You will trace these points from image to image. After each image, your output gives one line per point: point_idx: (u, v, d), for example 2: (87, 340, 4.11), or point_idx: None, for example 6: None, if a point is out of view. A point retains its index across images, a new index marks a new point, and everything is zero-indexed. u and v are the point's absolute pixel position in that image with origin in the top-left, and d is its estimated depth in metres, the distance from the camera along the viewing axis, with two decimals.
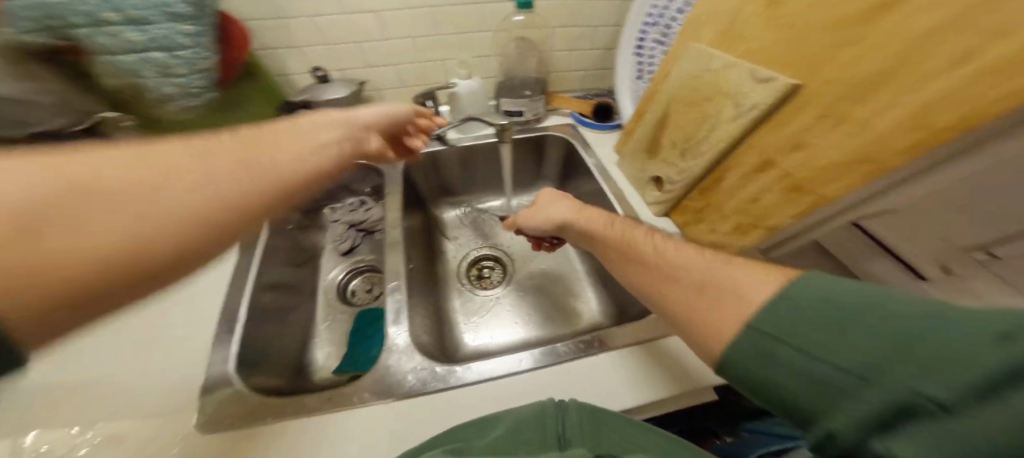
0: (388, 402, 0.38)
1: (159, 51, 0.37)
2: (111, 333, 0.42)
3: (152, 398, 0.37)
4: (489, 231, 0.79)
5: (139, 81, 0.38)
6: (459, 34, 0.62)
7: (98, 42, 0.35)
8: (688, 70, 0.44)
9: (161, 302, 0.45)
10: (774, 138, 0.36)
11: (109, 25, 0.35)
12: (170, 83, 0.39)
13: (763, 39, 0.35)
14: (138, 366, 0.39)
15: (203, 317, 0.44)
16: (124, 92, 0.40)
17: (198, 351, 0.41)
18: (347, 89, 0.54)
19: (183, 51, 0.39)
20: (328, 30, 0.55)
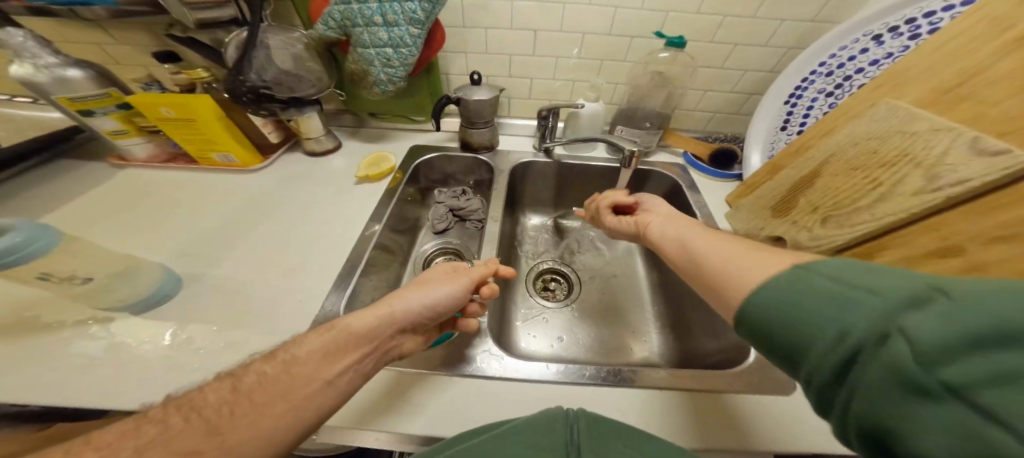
0: (449, 375, 0.40)
1: (392, 48, 0.51)
2: (267, 248, 0.52)
3: (287, 308, 0.43)
4: (562, 245, 0.79)
5: (372, 69, 0.54)
6: (600, 60, 0.66)
7: (362, 38, 0.51)
8: (867, 129, 0.40)
9: (305, 233, 0.54)
10: (975, 224, 0.30)
11: (373, 26, 0.50)
12: (387, 72, 0.54)
13: (1003, 107, 0.29)
14: (281, 279, 0.47)
15: (333, 254, 0.51)
16: (359, 74, 0.57)
17: (324, 281, 0.47)
18: (491, 93, 0.60)
19: (404, 49, 0.52)
20: (491, 41, 0.64)
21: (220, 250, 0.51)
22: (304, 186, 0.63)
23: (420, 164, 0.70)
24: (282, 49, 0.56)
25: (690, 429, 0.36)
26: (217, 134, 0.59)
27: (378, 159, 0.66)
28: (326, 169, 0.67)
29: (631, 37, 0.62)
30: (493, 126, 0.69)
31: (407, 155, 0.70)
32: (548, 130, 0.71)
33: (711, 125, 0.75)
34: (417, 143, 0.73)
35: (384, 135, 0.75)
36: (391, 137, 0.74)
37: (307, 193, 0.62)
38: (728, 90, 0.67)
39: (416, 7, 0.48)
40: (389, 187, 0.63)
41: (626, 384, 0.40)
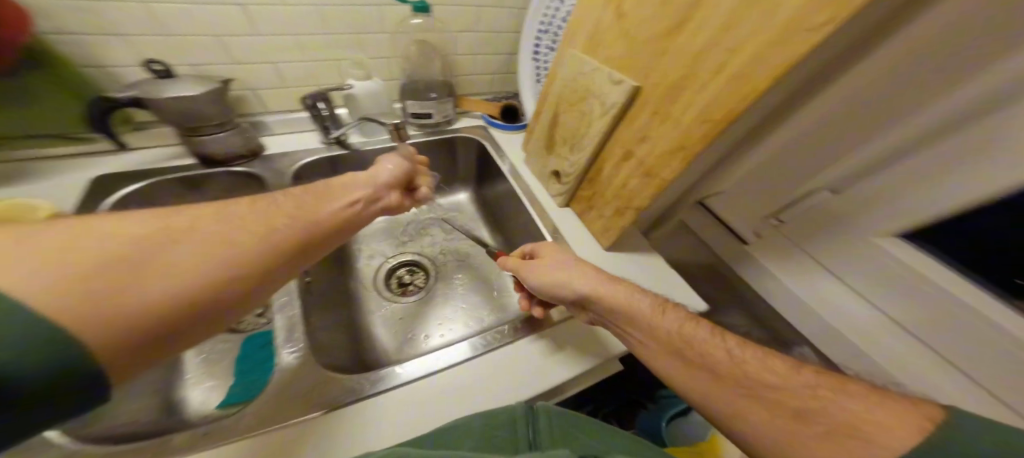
0: (288, 424, 0.33)
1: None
2: None
3: None
4: (406, 237, 0.77)
5: None
6: (354, 33, 0.59)
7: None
8: (568, 73, 0.50)
9: None
10: (630, 132, 0.44)
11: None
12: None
13: (615, 48, 0.41)
14: None
15: None
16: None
17: None
18: (202, 87, 0.45)
19: None
20: (181, 18, 0.47)
21: None
22: None
23: (125, 198, 0.48)
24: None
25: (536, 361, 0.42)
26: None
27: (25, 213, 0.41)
28: None
29: (374, 4, 0.57)
30: (239, 129, 0.53)
31: (85, 192, 0.46)
32: (327, 120, 0.61)
33: (495, 86, 0.82)
34: (104, 174, 0.49)
35: (31, 171, 0.48)
36: (54, 170, 0.48)
37: None
38: (493, 52, 0.74)
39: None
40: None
41: (497, 344, 0.43)
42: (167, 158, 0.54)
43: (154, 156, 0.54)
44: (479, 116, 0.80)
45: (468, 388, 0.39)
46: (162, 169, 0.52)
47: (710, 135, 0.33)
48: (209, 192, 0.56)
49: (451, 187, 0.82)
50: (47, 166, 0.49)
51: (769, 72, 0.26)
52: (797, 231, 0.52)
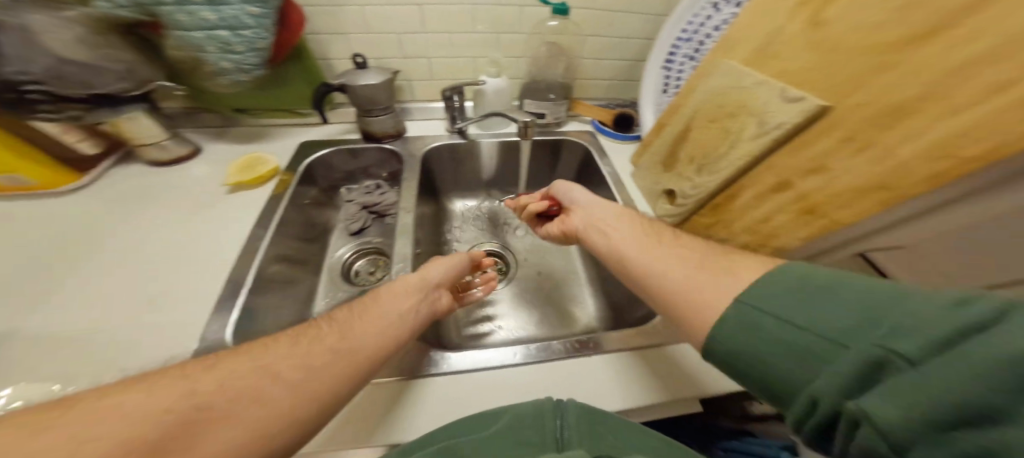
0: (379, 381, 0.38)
1: (226, 30, 0.42)
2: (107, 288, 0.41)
3: (142, 358, 0.35)
4: (491, 227, 0.79)
5: (205, 56, 0.44)
6: (494, 34, 0.64)
7: (177, 20, 0.41)
8: (717, 85, 0.46)
9: (162, 263, 0.44)
10: (795, 159, 0.37)
11: (191, 5, 0.40)
12: (227, 59, 0.45)
13: (799, 60, 0.36)
14: (127, 325, 0.38)
15: (208, 281, 0.43)
16: (189, 62, 0.47)
17: (194, 316, 0.39)
18: (382, 75, 0.55)
19: (245, 32, 0.43)
20: (372, 19, 0.57)
21: (39, 297, 0.40)
22: (164, 209, 0.51)
23: (314, 162, 0.62)
24: (58, 33, 0.42)
25: (612, 383, 0.39)
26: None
27: (251, 162, 0.56)
28: (197, 182, 0.55)
29: (519, 7, 0.61)
30: (394, 112, 0.63)
31: (293, 154, 0.61)
32: (455, 111, 0.67)
33: (610, 93, 0.79)
34: (304, 140, 0.64)
35: (263, 133, 0.64)
36: (276, 134, 0.64)
37: (167, 217, 0.50)
38: (619, 58, 0.71)
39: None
40: (274, 193, 0.55)
41: (571, 354, 0.42)
42: (343, 132, 0.67)
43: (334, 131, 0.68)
44: (589, 122, 0.78)
45: (522, 392, 0.38)
46: (337, 139, 0.65)
47: (952, 174, 0.26)
48: (356, 162, 0.66)
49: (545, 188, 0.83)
50: (270, 130, 0.65)
51: None
52: None
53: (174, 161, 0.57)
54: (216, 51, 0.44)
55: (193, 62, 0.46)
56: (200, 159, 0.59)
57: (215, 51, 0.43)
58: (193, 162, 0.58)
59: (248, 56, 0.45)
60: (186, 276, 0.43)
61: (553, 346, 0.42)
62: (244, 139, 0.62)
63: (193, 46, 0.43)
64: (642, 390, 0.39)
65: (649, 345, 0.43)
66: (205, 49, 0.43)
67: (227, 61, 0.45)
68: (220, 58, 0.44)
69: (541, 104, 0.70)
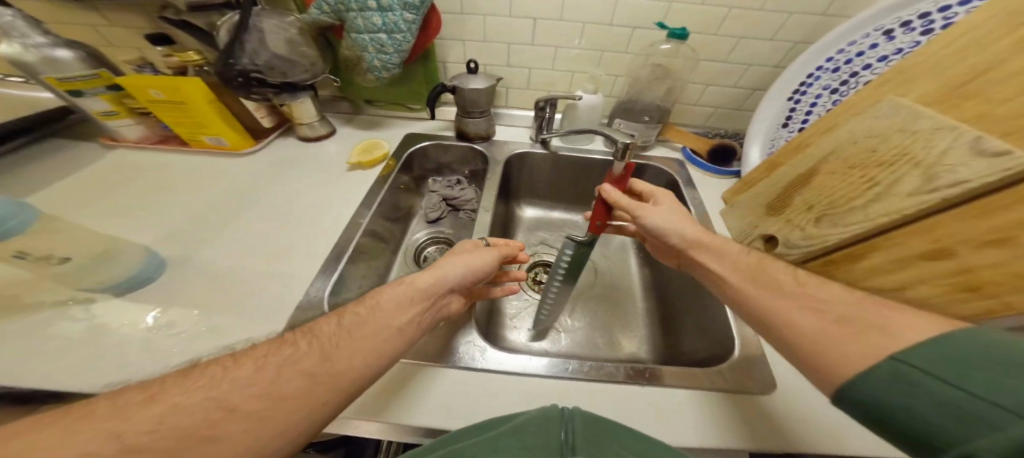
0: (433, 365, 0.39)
1: (386, 33, 0.49)
2: (249, 235, 0.51)
3: (265, 298, 0.42)
4: (552, 235, 0.79)
5: (366, 55, 0.52)
6: (599, 51, 0.64)
7: (355, 24, 0.49)
8: (869, 126, 0.39)
9: (288, 221, 0.53)
10: (971, 226, 0.30)
11: (367, 12, 0.48)
12: (380, 58, 0.52)
13: (1014, 105, 0.28)
14: (258, 268, 0.46)
15: (318, 243, 0.50)
16: (352, 60, 0.55)
17: (304, 272, 0.46)
18: (487, 81, 0.58)
19: (399, 35, 0.50)
20: (489, 30, 0.62)
21: (206, 233, 0.51)
22: (293, 176, 0.61)
23: (414, 152, 0.68)
24: (276, 34, 0.54)
25: (667, 419, 0.36)
26: (207, 118, 0.58)
27: (371, 146, 0.65)
28: (318, 157, 0.65)
29: (630, 28, 0.60)
30: (489, 117, 0.67)
31: (400, 142, 0.69)
32: (545, 121, 0.69)
33: (711, 121, 0.73)
34: (411, 131, 0.72)
35: (381, 122, 0.73)
36: (390, 124, 0.73)
37: (296, 183, 0.59)
38: (730, 85, 0.66)
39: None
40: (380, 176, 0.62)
41: (628, 380, 0.39)
42: (442, 129, 0.73)
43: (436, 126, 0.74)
44: (680, 149, 0.72)
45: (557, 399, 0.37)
46: (438, 135, 0.71)
47: None
48: (443, 156, 0.72)
49: None
50: (387, 121, 0.74)
51: None
52: None
53: (318, 137, 0.68)
54: (376, 53, 0.51)
55: (356, 59, 0.54)
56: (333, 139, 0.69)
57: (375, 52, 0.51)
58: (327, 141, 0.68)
59: (397, 58, 0.52)
60: (310, 239, 0.51)
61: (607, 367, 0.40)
62: (365, 126, 0.72)
63: (360, 46, 0.51)
64: (701, 429, 0.35)
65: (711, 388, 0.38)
66: (368, 49, 0.51)
67: (380, 60, 0.52)
68: (377, 58, 0.52)
69: (633, 124, 0.68)
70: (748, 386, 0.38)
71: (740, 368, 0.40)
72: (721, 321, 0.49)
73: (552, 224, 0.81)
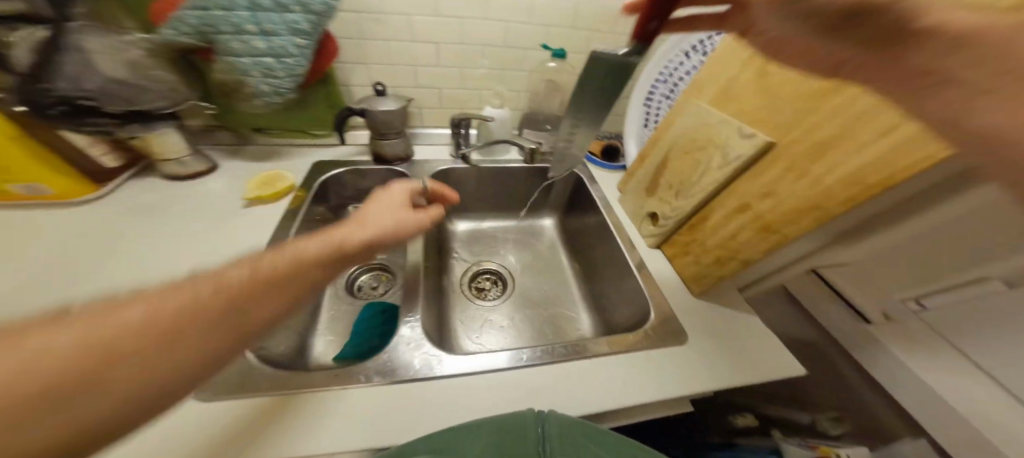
0: (391, 383, 0.39)
1: (273, 58, 0.48)
2: (123, 294, 0.43)
3: None
4: (487, 245, 0.84)
5: (248, 79, 0.49)
6: (500, 70, 0.72)
7: (231, 47, 0.46)
8: (689, 123, 0.53)
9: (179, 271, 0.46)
10: (753, 184, 0.44)
11: (245, 35, 0.46)
12: (267, 83, 0.50)
13: (752, 104, 0.43)
14: None
15: None
16: (230, 85, 0.51)
17: None
18: (398, 103, 0.61)
19: (289, 60, 0.49)
20: (393, 53, 0.64)
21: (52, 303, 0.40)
22: (162, 217, 0.51)
23: (330, 179, 0.65)
24: (107, 53, 0.46)
25: (605, 384, 0.42)
26: (15, 160, 0.44)
27: (273, 178, 0.59)
28: (204, 195, 0.56)
29: (522, 50, 0.70)
30: (406, 138, 0.68)
31: (309, 171, 0.64)
32: (461, 138, 0.74)
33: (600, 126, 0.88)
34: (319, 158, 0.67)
35: (279, 151, 0.66)
36: (293, 154, 0.67)
37: (168, 224, 0.50)
38: None
39: (298, 17, 0.46)
40: (288, 208, 0.56)
41: (561, 357, 0.44)
42: (355, 154, 0.70)
43: (345, 151, 0.71)
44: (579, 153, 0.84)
45: (524, 389, 0.41)
46: (349, 160, 0.68)
47: (861, 198, 0.33)
48: (363, 181, 0.69)
49: (541, 211, 0.88)
50: (289, 149, 0.67)
51: (955, 139, 0.26)
52: (944, 323, 0.41)
53: (190, 176, 0.57)
54: (261, 80, 0.49)
55: (236, 84, 0.50)
56: (217, 173, 0.60)
57: (260, 77, 0.49)
58: (209, 177, 0.59)
59: (287, 82, 0.51)
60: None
61: (555, 349, 0.45)
62: (262, 158, 0.64)
63: (243, 72, 0.49)
64: (628, 389, 0.41)
65: (636, 347, 0.46)
66: (252, 75, 0.49)
67: (268, 85, 0.50)
68: (262, 83, 0.50)
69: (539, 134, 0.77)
70: (667, 341, 0.46)
71: (658, 327, 0.49)
72: (630, 290, 0.59)
73: (483, 235, 0.85)
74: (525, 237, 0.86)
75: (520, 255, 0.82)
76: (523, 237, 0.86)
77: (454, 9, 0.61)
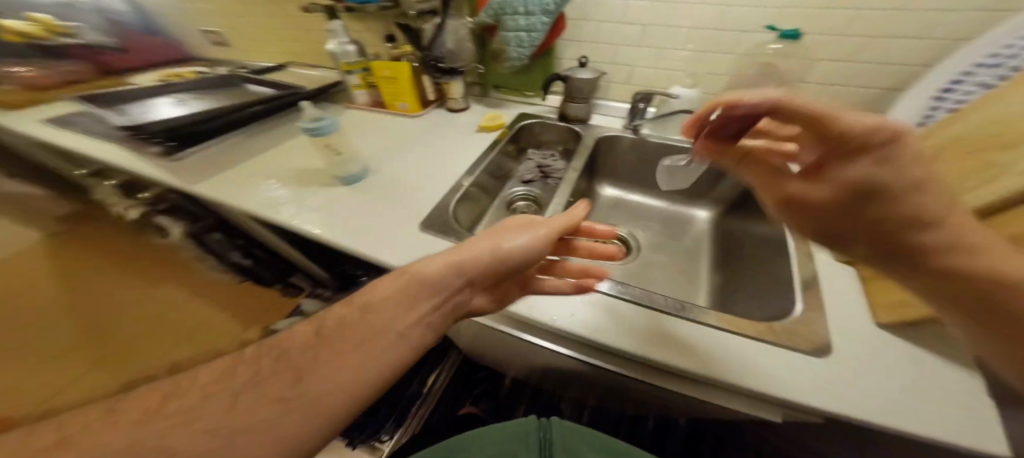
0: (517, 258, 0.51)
1: (525, 32, 0.69)
2: (406, 157, 0.74)
3: (415, 195, 0.64)
4: (626, 215, 0.84)
5: (508, 48, 0.73)
6: (702, 51, 0.70)
7: (508, 24, 0.70)
8: (1005, 109, 0.36)
9: (432, 155, 0.75)
10: None
11: (517, 15, 0.68)
12: (516, 51, 0.73)
13: None
14: (410, 179, 0.69)
15: (447, 171, 0.71)
16: (498, 51, 0.77)
17: (437, 187, 0.67)
18: (594, 73, 0.72)
19: (533, 33, 0.69)
20: (604, 32, 0.75)
21: (381, 154, 0.75)
22: (434, 127, 0.84)
23: (526, 125, 0.86)
24: (452, 34, 0.77)
25: (695, 347, 0.38)
26: (404, 89, 0.82)
27: (495, 116, 0.84)
28: (455, 121, 0.87)
29: (736, 32, 0.66)
30: (589, 105, 0.79)
31: (514, 117, 0.87)
32: (637, 111, 0.77)
33: (825, 122, 0.69)
34: (518, 110, 0.89)
35: (500, 103, 0.92)
36: (507, 105, 0.91)
37: (438, 132, 0.83)
38: (855, 85, 0.63)
39: (551, 1, 0.64)
40: (496, 139, 0.80)
41: (670, 310, 0.42)
42: (547, 111, 0.88)
43: (539, 110, 0.90)
44: None
45: (616, 317, 0.43)
46: (542, 116, 0.87)
47: None
48: (544, 134, 0.88)
49: (698, 201, 0.80)
50: (506, 102, 0.92)
51: None
52: None
53: (460, 110, 0.89)
54: (514, 50, 0.73)
55: (501, 51, 0.76)
56: (468, 111, 0.90)
57: (514, 49, 0.72)
58: (463, 113, 0.90)
59: (524, 53, 0.72)
60: (446, 167, 0.72)
61: (653, 297, 0.44)
62: (493, 105, 0.91)
63: (507, 43, 0.72)
64: (718, 362, 0.37)
65: (756, 336, 0.38)
66: (510, 45, 0.72)
67: (515, 53, 0.73)
68: (513, 54, 0.73)
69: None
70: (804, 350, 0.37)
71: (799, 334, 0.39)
72: (781, 302, 0.48)
73: (626, 206, 0.86)
74: (669, 221, 0.82)
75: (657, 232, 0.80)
76: (669, 221, 0.82)
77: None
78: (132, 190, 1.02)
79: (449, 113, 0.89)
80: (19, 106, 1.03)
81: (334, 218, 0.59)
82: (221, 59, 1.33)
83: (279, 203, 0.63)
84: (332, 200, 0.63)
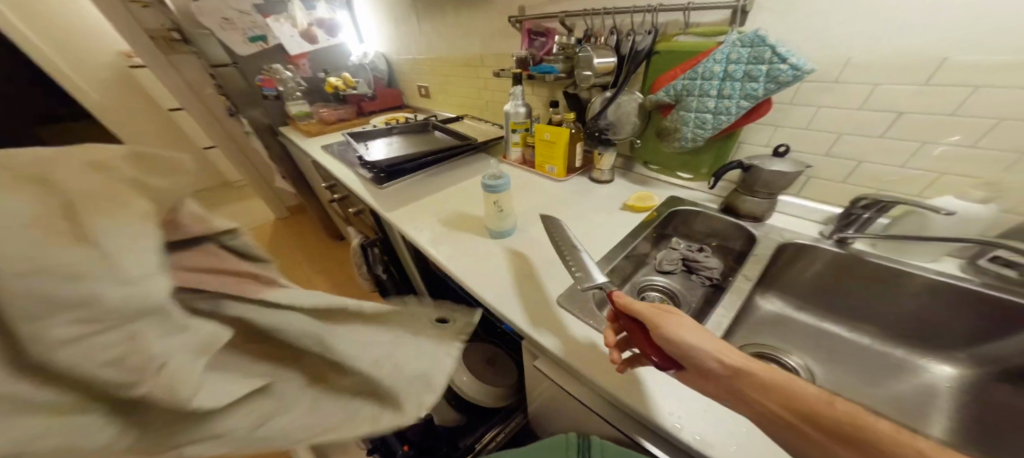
0: None
1: (711, 113, 0.59)
2: (555, 224, 0.74)
3: (556, 267, 0.62)
4: (790, 341, 0.69)
5: (684, 127, 0.65)
6: (1015, 152, 0.50)
7: (689, 104, 0.62)
8: None
9: (581, 226, 0.73)
10: None
11: (705, 97, 0.59)
12: (694, 130, 0.63)
13: None
14: (558, 249, 0.67)
15: (592, 247, 0.67)
16: (668, 129, 0.69)
17: (582, 263, 0.63)
18: (797, 167, 0.61)
19: (722, 116, 0.58)
20: (828, 121, 0.62)
21: (539, 214, 0.77)
22: (580, 199, 0.82)
23: (685, 213, 0.79)
24: (625, 108, 0.73)
25: None
26: (559, 153, 0.84)
27: (645, 196, 0.78)
28: (600, 193, 0.84)
29: None
30: (772, 202, 0.69)
31: (663, 201, 0.80)
32: (851, 220, 0.64)
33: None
34: (674, 195, 0.83)
35: (649, 181, 0.88)
36: (660, 186, 0.86)
37: (585, 205, 0.79)
38: None
39: (759, 86, 0.52)
40: (643, 221, 0.73)
41: None
42: (704, 200, 0.80)
43: (696, 196, 0.82)
44: None
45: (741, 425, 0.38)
46: (702, 204, 0.79)
47: None
48: (695, 228, 0.80)
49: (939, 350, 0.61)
50: (660, 183, 0.87)
51: None
52: None
53: (601, 180, 0.87)
54: (685, 138, 0.66)
55: (674, 129, 0.67)
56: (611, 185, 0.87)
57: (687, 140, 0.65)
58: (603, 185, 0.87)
59: (698, 138, 0.64)
60: (591, 240, 0.69)
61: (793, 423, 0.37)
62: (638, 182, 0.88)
63: (681, 124, 0.65)
64: None
65: None
66: (688, 126, 0.64)
67: (689, 138, 0.65)
68: (686, 139, 0.66)
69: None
70: None
71: None
72: None
73: (799, 327, 0.72)
74: (861, 360, 0.66)
75: (839, 371, 0.63)
76: (857, 367, 0.64)
77: (973, 75, 0.48)
78: (343, 203, 1.37)
79: (595, 184, 0.87)
80: (312, 135, 1.53)
81: (476, 268, 0.62)
82: (422, 106, 1.77)
83: (440, 239, 0.72)
84: (479, 249, 0.67)
